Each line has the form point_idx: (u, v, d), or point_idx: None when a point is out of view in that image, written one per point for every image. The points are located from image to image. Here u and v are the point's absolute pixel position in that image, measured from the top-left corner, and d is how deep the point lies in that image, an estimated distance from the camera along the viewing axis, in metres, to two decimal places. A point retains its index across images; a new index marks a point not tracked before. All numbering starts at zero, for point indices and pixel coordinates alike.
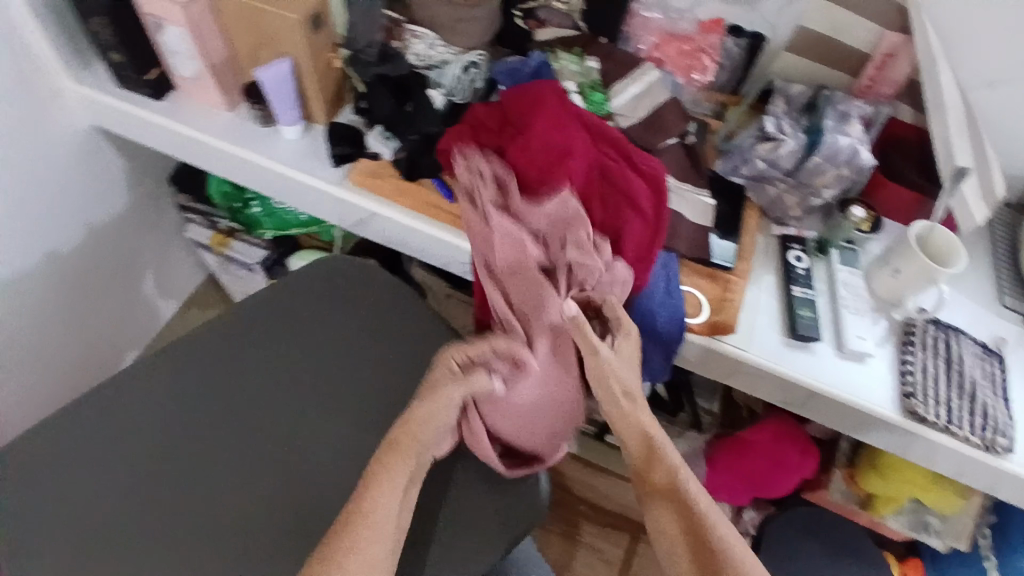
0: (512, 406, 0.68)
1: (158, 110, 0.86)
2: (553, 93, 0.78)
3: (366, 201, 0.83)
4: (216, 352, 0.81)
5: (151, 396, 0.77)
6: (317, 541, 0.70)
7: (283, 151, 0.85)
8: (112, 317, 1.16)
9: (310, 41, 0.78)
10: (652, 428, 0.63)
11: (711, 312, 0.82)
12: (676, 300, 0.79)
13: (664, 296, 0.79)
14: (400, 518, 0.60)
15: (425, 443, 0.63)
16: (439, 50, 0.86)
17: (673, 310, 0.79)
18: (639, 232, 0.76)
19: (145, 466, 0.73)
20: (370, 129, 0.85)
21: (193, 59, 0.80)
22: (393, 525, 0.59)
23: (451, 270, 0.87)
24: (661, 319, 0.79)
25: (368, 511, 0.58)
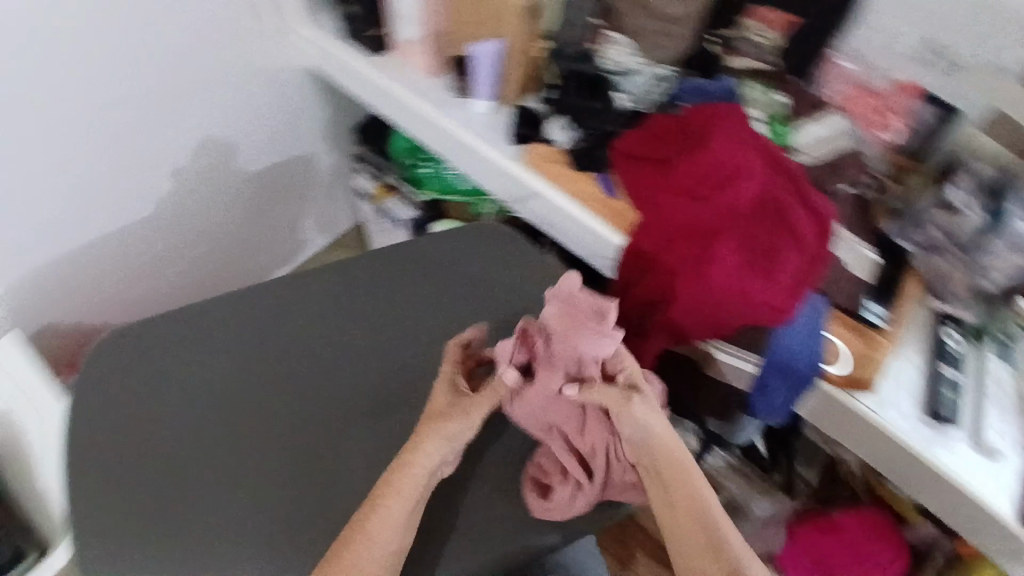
0: (565, 491, 0.66)
1: (368, 62, 0.95)
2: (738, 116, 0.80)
3: (534, 181, 0.88)
4: (359, 280, 0.84)
5: None
6: None
7: (470, 120, 0.91)
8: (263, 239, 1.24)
9: (523, 26, 0.85)
10: (689, 471, 0.62)
11: (853, 365, 0.78)
12: (816, 343, 0.78)
13: (806, 334, 0.78)
14: (400, 542, 0.61)
15: (422, 480, 0.62)
16: (631, 59, 0.87)
17: (811, 350, 0.78)
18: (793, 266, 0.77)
19: None
20: (552, 117, 0.89)
21: (417, 25, 0.90)
22: (392, 549, 0.60)
23: (591, 263, 0.90)
24: (798, 356, 0.78)
25: (374, 527, 0.60)
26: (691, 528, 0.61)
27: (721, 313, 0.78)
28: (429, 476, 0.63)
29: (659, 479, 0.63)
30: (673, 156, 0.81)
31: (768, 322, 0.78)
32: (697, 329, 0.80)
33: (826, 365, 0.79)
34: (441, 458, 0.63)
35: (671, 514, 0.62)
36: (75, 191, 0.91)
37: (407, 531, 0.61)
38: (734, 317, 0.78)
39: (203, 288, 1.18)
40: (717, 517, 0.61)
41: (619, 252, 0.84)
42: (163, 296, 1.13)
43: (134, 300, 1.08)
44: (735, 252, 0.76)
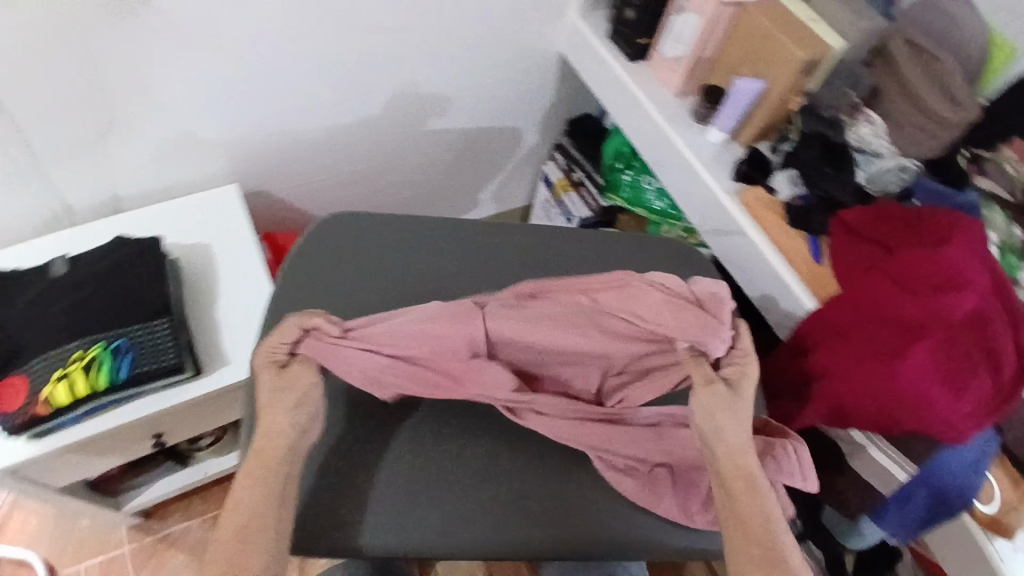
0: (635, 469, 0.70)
1: (625, 67, 1.01)
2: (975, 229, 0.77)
3: (743, 221, 0.90)
4: (564, 250, 0.91)
5: (508, 253, 0.88)
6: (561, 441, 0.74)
7: (701, 145, 0.95)
8: (451, 188, 1.34)
9: (794, 79, 0.86)
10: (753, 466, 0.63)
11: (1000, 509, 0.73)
12: (972, 479, 0.74)
13: (968, 468, 0.74)
14: (272, 504, 0.61)
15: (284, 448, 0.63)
16: (882, 141, 0.87)
17: (966, 484, 0.74)
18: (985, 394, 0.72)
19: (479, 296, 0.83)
20: (782, 168, 0.91)
21: (688, 46, 0.94)
22: (263, 509, 0.60)
23: (769, 315, 0.91)
24: (951, 483, 0.75)
25: (238, 491, 0.60)
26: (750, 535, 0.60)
27: (893, 412, 0.74)
28: (298, 437, 0.64)
29: (722, 479, 0.63)
30: (893, 246, 0.79)
31: (942, 439, 0.72)
32: (861, 419, 0.77)
33: (977, 502, 0.74)
34: (298, 425, 0.64)
35: (732, 526, 0.61)
36: (330, 93, 1.01)
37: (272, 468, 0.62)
38: (905, 420, 0.73)
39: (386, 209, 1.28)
40: (778, 531, 0.60)
41: (805, 315, 0.84)
42: (347, 202, 1.24)
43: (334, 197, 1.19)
44: (931, 358, 0.71)
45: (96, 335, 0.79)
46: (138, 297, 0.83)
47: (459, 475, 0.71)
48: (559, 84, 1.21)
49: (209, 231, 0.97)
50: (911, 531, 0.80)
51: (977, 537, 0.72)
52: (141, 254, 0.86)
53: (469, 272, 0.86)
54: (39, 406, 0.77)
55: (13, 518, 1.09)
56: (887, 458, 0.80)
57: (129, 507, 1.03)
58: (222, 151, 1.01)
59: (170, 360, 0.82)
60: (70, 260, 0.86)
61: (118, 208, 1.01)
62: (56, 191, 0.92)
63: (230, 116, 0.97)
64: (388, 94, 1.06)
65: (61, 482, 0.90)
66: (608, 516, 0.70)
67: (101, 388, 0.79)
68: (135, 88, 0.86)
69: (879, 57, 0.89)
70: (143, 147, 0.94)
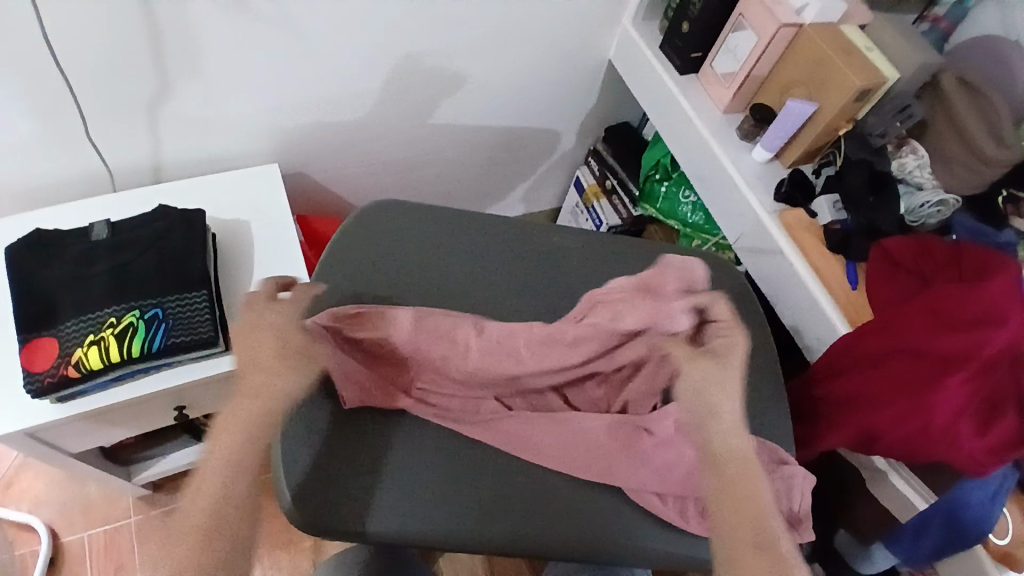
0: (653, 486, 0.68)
1: (675, 79, 1.02)
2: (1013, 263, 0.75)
3: (781, 240, 0.90)
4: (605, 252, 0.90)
5: (552, 254, 0.88)
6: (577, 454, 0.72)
7: (745, 163, 0.96)
8: (484, 185, 1.34)
9: (847, 106, 0.86)
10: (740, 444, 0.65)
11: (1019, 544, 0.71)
12: (994, 512, 0.71)
13: (985, 499, 0.72)
14: (237, 458, 0.62)
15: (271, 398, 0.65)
16: (925, 174, 0.88)
17: (982, 517, 0.72)
18: (1006, 433, 0.71)
19: (523, 296, 0.84)
20: (824, 193, 0.91)
21: (742, 62, 0.95)
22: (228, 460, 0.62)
23: (800, 337, 0.91)
24: (967, 515, 0.72)
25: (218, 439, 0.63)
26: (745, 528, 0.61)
27: (919, 441, 0.74)
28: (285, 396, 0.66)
29: (718, 462, 0.65)
30: (933, 278, 0.79)
31: (965, 472, 0.73)
32: (886, 445, 0.78)
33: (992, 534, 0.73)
34: (290, 390, 0.67)
35: (720, 510, 0.62)
36: (381, 78, 1.01)
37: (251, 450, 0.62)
38: (929, 449, 0.74)
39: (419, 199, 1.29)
40: (767, 518, 0.61)
41: (837, 339, 0.84)
42: (382, 190, 1.24)
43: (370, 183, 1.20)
44: (960, 394, 0.71)
45: (132, 303, 0.79)
46: (178, 268, 0.83)
47: (493, 467, 0.70)
48: (602, 90, 1.21)
49: (248, 209, 0.97)
50: (924, 558, 0.79)
51: (987, 566, 0.73)
52: (184, 225, 0.86)
53: (512, 269, 0.86)
54: (70, 368, 0.76)
55: (23, 476, 1.08)
56: (908, 483, 0.81)
57: (139, 478, 1.03)
58: (268, 130, 1.01)
59: (204, 333, 0.81)
60: (111, 225, 0.85)
61: (159, 178, 1.01)
62: (102, 155, 0.92)
63: (280, 96, 0.97)
64: (435, 86, 1.07)
65: (81, 446, 0.89)
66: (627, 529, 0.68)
67: (133, 356, 0.77)
68: (191, 62, 0.86)
69: (930, 89, 0.90)
70: (190, 120, 0.94)
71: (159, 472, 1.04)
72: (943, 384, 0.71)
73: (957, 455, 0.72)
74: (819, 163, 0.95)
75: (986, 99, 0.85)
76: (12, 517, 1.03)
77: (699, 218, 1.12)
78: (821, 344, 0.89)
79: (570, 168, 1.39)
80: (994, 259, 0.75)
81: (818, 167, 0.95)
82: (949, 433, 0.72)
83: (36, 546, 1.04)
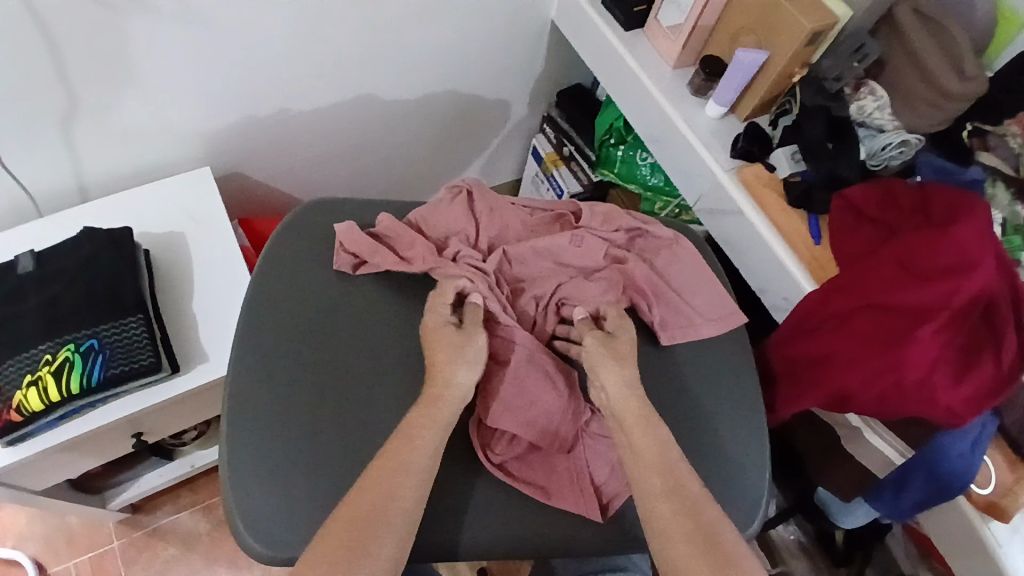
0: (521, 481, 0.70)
1: (621, 37, 0.97)
2: (980, 202, 0.71)
3: (740, 199, 0.87)
4: None
5: None
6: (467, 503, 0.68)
7: (699, 120, 0.92)
8: (439, 164, 1.30)
9: (799, 50, 0.82)
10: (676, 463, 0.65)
11: (997, 492, 0.70)
12: (975, 463, 0.70)
13: (966, 450, 0.70)
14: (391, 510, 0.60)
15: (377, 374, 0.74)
16: (884, 115, 0.83)
17: (963, 468, 0.70)
18: (979, 382, 0.68)
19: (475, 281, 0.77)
20: (782, 144, 0.88)
21: (688, 13, 0.89)
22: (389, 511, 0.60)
23: (766, 298, 0.89)
24: (948, 466, 0.71)
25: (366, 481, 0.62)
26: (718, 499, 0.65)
27: (895, 398, 0.71)
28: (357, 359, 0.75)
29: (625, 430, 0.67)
30: (898, 228, 0.76)
31: (943, 425, 0.70)
32: (859, 405, 0.75)
33: (975, 484, 0.71)
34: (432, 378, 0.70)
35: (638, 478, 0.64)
36: (306, 73, 0.96)
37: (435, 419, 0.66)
38: (905, 404, 0.71)
39: (370, 185, 1.25)
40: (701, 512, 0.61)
41: (802, 298, 0.81)
42: (332, 184, 1.20)
43: (315, 176, 1.16)
44: (935, 344, 0.68)
45: (65, 337, 0.76)
46: (112, 295, 0.79)
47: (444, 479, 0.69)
48: (549, 53, 1.16)
49: (182, 220, 0.93)
50: (908, 512, 0.78)
51: (972, 518, 0.70)
52: (111, 247, 0.82)
53: None
54: (13, 412, 0.73)
55: (1, 514, 1.08)
56: (882, 438, 0.79)
57: (116, 502, 1.03)
58: (195, 132, 0.96)
59: (145, 360, 0.78)
60: (36, 256, 0.81)
61: (86, 195, 0.96)
62: (18, 181, 0.87)
63: (203, 96, 0.91)
64: (367, 66, 1.00)
65: (43, 483, 0.86)
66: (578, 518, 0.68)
67: (73, 393, 0.74)
68: (99, 70, 0.80)
69: (887, 23, 0.85)
70: (110, 131, 0.88)
71: (137, 495, 1.04)
72: (916, 337, 0.68)
73: (928, 408, 0.70)
74: (775, 114, 0.91)
75: (944, 28, 0.80)
76: None
77: (660, 181, 1.10)
78: (788, 305, 0.86)
79: (526, 136, 1.34)
80: (959, 201, 0.72)
81: (774, 118, 0.91)
82: (921, 388, 0.69)
83: None
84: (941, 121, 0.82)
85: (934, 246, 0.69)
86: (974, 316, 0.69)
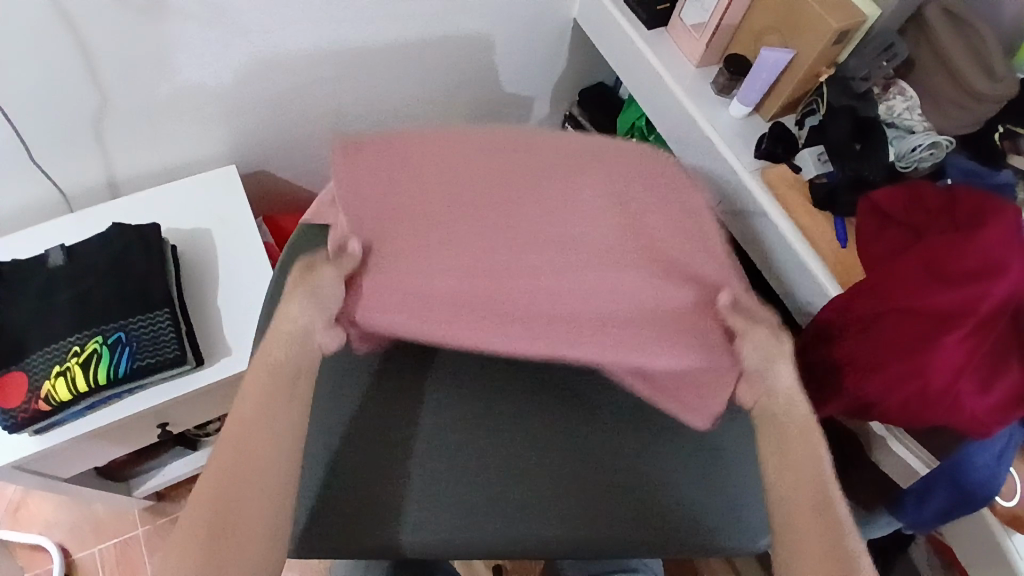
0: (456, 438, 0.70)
1: (643, 35, 0.96)
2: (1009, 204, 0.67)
3: (763, 201, 0.86)
4: None
5: None
6: (483, 504, 0.69)
7: (721, 119, 0.91)
8: None
9: (826, 49, 0.80)
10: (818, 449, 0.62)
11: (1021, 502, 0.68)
12: (1000, 473, 0.68)
13: (990, 461, 0.69)
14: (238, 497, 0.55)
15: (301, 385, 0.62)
16: (913, 116, 0.82)
17: (987, 479, 0.69)
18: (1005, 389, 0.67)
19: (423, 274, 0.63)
20: (807, 145, 0.86)
21: (711, 13, 0.89)
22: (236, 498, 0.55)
23: (788, 300, 0.88)
24: (971, 477, 0.70)
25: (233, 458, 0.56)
26: (810, 525, 0.58)
27: (918, 405, 0.70)
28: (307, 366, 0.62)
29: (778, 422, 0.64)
30: (924, 231, 0.73)
31: (969, 435, 0.69)
32: (883, 411, 0.74)
33: (999, 497, 0.69)
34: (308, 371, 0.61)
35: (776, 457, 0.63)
36: (331, 75, 0.98)
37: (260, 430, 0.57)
38: (930, 413, 0.70)
39: None
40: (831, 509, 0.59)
41: (827, 301, 0.80)
42: None
43: None
44: (960, 352, 0.67)
45: (94, 329, 0.77)
46: (140, 289, 0.81)
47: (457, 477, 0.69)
48: (570, 50, 1.15)
49: (208, 216, 0.94)
50: (933, 521, 0.76)
51: (993, 530, 0.69)
52: (139, 242, 0.84)
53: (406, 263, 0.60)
54: (41, 402, 0.75)
55: (30, 499, 1.11)
56: (904, 446, 0.79)
57: (141, 490, 1.05)
58: (220, 130, 0.97)
59: (170, 353, 0.79)
60: (67, 249, 0.83)
61: (116, 192, 0.98)
62: (51, 177, 0.89)
63: (229, 95, 0.92)
64: (384, 63, 1.00)
65: (70, 471, 0.89)
66: (593, 504, 0.69)
67: (100, 383, 0.76)
68: (129, 71, 0.82)
69: (914, 24, 0.83)
70: (138, 129, 0.90)
71: (159, 484, 1.07)
72: (940, 345, 0.67)
73: (953, 418, 0.69)
74: (802, 113, 0.89)
75: (973, 31, 0.78)
76: (21, 540, 1.07)
77: None
78: (810, 308, 0.85)
79: None
80: (987, 204, 0.68)
81: (800, 118, 0.90)
82: (946, 399, 0.68)
83: (48, 565, 1.08)
84: (970, 123, 0.80)
85: (960, 255, 0.66)
86: (1003, 323, 0.66)
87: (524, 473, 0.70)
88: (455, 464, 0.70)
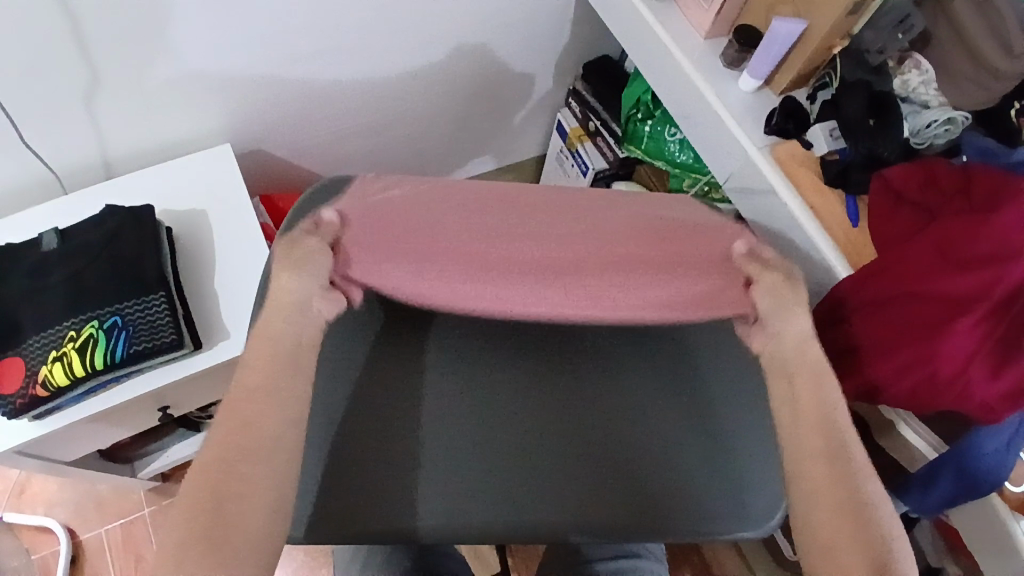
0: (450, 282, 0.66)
1: (650, 6, 0.92)
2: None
3: (773, 178, 0.83)
4: None
5: None
6: (480, 487, 0.66)
7: (731, 93, 0.88)
8: (463, 140, 1.28)
9: (840, 20, 0.77)
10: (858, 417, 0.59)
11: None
12: (1011, 460, 0.66)
13: (1001, 447, 0.67)
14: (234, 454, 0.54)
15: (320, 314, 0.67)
16: (929, 91, 0.80)
17: (997, 466, 0.67)
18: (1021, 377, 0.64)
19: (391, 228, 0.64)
20: (819, 121, 0.83)
21: None
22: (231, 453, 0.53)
23: None
24: (980, 465, 0.68)
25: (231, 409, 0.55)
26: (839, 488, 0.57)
27: (927, 391, 0.69)
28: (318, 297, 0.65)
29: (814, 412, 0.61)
30: (939, 212, 0.71)
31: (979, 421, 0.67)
32: (891, 397, 0.73)
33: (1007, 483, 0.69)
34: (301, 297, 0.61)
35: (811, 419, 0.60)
36: (331, 46, 0.95)
37: (236, 445, 0.54)
38: (938, 399, 0.68)
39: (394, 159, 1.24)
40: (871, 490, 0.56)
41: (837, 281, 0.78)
42: (355, 160, 1.19)
43: (340, 152, 1.15)
44: (973, 336, 0.64)
45: (89, 313, 0.76)
46: (133, 272, 0.79)
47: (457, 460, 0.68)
48: (576, 22, 1.11)
49: (203, 197, 0.92)
50: (938, 508, 0.75)
51: (1001, 515, 0.68)
52: (133, 224, 0.82)
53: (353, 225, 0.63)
54: (38, 387, 0.74)
55: (35, 482, 1.12)
56: (916, 433, 0.77)
57: (144, 472, 1.06)
58: (215, 107, 0.94)
59: (166, 337, 0.78)
60: (60, 232, 0.82)
61: (110, 172, 0.96)
62: (42, 157, 0.87)
63: (224, 70, 0.90)
64: (382, 35, 0.97)
65: (72, 455, 0.89)
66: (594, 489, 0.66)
67: (96, 368, 0.75)
68: (117, 45, 0.79)
69: None
70: (130, 108, 0.88)
71: (160, 467, 1.07)
72: (952, 328, 0.65)
73: (964, 405, 0.66)
74: (814, 88, 0.87)
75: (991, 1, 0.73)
76: (27, 521, 1.08)
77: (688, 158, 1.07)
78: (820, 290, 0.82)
79: (552, 110, 1.31)
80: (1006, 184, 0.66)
81: (812, 92, 0.87)
82: (957, 385, 0.66)
83: (54, 547, 1.09)
84: (987, 99, 0.77)
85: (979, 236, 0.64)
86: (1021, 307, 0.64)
87: (526, 457, 0.68)
88: (461, 427, 0.69)
